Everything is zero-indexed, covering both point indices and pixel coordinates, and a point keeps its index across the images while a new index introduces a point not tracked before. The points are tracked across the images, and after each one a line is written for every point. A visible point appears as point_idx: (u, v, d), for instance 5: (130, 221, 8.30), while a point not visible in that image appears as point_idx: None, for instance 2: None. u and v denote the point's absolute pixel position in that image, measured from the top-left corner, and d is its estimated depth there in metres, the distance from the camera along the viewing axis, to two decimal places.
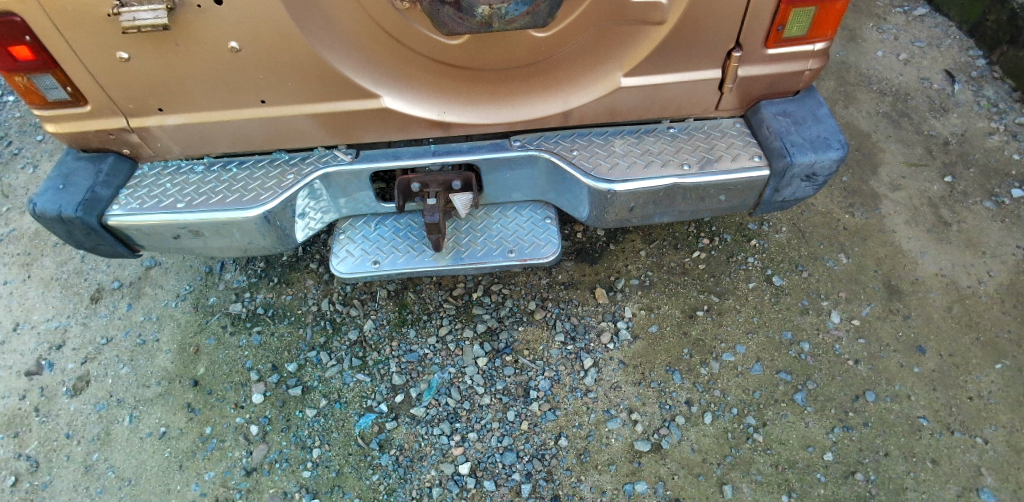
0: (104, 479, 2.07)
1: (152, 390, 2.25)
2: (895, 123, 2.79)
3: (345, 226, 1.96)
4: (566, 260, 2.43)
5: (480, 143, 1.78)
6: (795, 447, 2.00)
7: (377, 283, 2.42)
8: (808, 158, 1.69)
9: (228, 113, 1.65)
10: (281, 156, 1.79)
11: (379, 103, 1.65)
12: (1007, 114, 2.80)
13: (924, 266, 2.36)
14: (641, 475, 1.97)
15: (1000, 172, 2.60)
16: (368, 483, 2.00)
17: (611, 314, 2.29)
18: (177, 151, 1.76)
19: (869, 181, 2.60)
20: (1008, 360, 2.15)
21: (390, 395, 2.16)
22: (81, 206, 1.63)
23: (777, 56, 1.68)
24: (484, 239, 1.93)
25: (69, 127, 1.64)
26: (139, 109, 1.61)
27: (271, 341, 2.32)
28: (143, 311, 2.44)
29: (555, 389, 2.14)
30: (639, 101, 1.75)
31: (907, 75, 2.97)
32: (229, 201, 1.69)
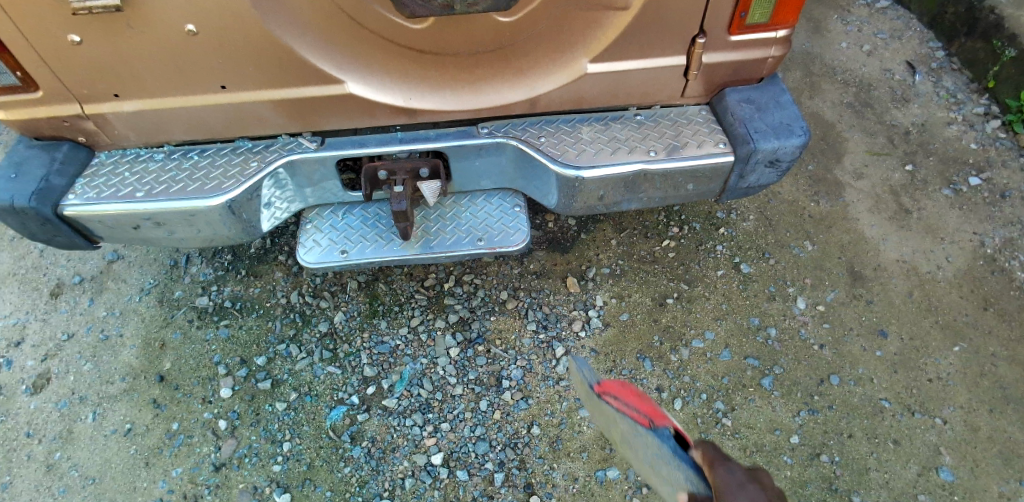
0: (66, 478, 2.02)
1: (116, 386, 2.19)
2: (859, 113, 2.85)
3: (312, 216, 1.94)
4: (538, 249, 2.43)
5: (446, 130, 1.77)
6: (763, 430, 2.04)
7: (347, 275, 2.40)
8: (771, 144, 1.72)
9: (187, 99, 1.61)
10: (244, 144, 1.76)
11: (342, 89, 1.63)
12: (965, 104, 2.88)
13: (886, 252, 2.42)
14: (613, 461, 1.99)
15: (958, 161, 2.67)
16: (340, 476, 1.99)
17: (583, 302, 2.30)
18: (135, 139, 1.71)
19: (833, 170, 2.66)
20: (965, 342, 2.22)
21: (362, 387, 2.15)
22: (34, 196, 1.58)
23: (740, 43, 1.69)
24: (453, 227, 1.92)
25: (21, 114, 1.59)
26: (94, 95, 1.57)
27: (239, 335, 2.28)
28: (106, 305, 2.38)
29: (527, 378, 2.15)
30: (605, 88, 1.76)
31: (869, 66, 3.03)
32: (191, 190, 1.65)
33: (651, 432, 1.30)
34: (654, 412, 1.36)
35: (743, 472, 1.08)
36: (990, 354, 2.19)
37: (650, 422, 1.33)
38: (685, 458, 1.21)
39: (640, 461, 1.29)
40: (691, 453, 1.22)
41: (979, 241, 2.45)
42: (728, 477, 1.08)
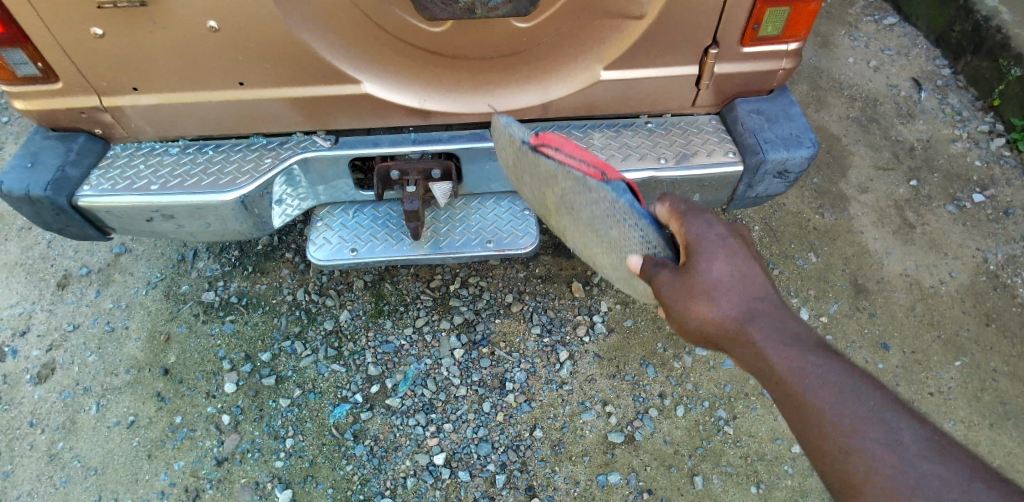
0: (68, 468, 2.03)
1: (121, 378, 2.20)
2: (865, 127, 2.86)
3: (323, 214, 1.95)
4: (544, 254, 2.44)
5: (459, 132, 1.79)
6: (764, 439, 2.05)
7: (353, 274, 2.41)
8: (780, 155, 1.73)
9: (204, 94, 1.63)
10: (259, 140, 1.77)
11: (357, 88, 1.65)
12: (970, 122, 2.90)
13: (889, 266, 2.44)
14: (614, 466, 1.99)
15: (962, 177, 2.69)
16: (342, 474, 1.99)
17: (588, 308, 2.31)
18: (151, 133, 1.73)
19: (838, 183, 2.67)
20: (967, 357, 2.23)
21: (366, 385, 2.16)
22: (50, 186, 1.59)
23: (752, 54, 1.71)
24: (462, 229, 1.93)
25: (39, 104, 1.60)
26: (112, 87, 1.58)
27: (244, 330, 2.29)
28: (112, 298, 2.39)
29: (530, 381, 2.16)
30: (617, 96, 1.78)
31: (876, 82, 3.05)
32: (205, 184, 1.67)
33: (606, 185, 1.41)
34: (603, 165, 1.46)
35: (721, 229, 1.26)
36: (991, 370, 2.20)
37: (602, 175, 1.43)
38: (643, 211, 1.37)
39: (597, 210, 1.44)
40: (647, 207, 1.39)
41: (982, 257, 2.47)
42: (701, 230, 1.26)
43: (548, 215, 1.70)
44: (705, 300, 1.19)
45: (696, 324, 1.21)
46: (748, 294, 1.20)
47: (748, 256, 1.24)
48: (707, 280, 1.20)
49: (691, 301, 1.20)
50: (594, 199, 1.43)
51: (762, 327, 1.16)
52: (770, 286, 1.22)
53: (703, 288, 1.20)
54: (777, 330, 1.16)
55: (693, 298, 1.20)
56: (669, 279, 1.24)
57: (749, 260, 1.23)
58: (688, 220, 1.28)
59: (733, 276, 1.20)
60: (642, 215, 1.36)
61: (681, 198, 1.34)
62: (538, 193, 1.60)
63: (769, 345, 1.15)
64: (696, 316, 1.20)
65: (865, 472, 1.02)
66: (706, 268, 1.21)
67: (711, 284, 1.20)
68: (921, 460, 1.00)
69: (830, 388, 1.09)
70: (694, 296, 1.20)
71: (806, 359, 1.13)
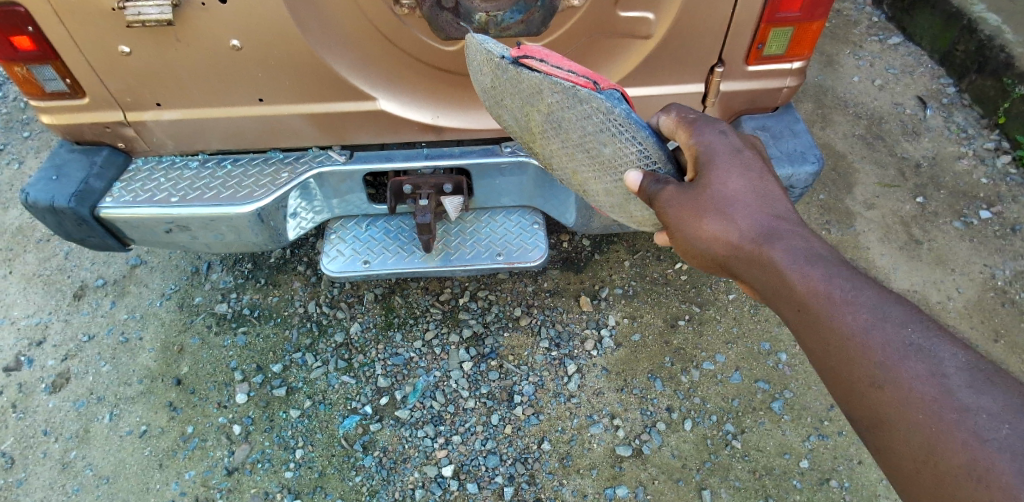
0: (81, 476, 2.05)
1: (134, 388, 2.23)
2: (870, 145, 2.89)
3: (336, 227, 1.99)
4: (552, 268, 2.47)
5: (471, 148, 1.83)
6: (772, 454, 2.05)
7: (364, 286, 2.44)
8: (786, 171, 1.76)
9: (225, 110, 1.68)
10: (276, 155, 1.82)
11: (374, 105, 1.69)
12: (976, 140, 2.92)
13: (896, 281, 2.44)
14: (622, 479, 2.00)
15: (969, 194, 2.71)
16: (350, 484, 2.01)
17: (595, 321, 2.33)
18: (171, 147, 1.78)
19: (844, 200, 2.69)
20: None
21: (375, 397, 2.18)
22: (74, 197, 1.64)
23: (758, 73, 1.75)
24: (473, 242, 1.96)
25: (66, 119, 1.65)
26: (136, 103, 1.64)
27: (256, 342, 2.32)
28: (127, 309, 2.43)
29: (538, 394, 2.17)
30: None
31: (881, 100, 3.08)
32: (223, 196, 1.71)
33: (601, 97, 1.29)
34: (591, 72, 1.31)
35: (734, 147, 1.30)
36: None
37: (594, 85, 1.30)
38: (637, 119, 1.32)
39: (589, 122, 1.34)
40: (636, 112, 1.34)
41: (990, 274, 2.47)
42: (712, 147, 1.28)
43: (529, 141, 1.56)
44: (720, 215, 1.22)
45: (706, 242, 1.24)
46: (761, 210, 1.22)
47: (758, 173, 1.27)
48: (719, 196, 1.23)
49: (705, 214, 1.23)
50: (587, 112, 1.32)
51: (780, 243, 1.16)
52: (786, 202, 1.24)
53: (716, 201, 1.23)
54: (793, 243, 1.16)
55: (708, 214, 1.23)
56: (677, 196, 1.26)
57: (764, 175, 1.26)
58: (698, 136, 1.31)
59: (747, 191, 1.23)
60: (640, 127, 1.32)
61: (685, 116, 1.38)
62: (519, 112, 1.44)
63: (783, 255, 1.15)
64: (708, 232, 1.23)
65: (878, 373, 1.00)
66: (719, 182, 1.25)
67: (725, 199, 1.23)
68: (937, 361, 0.97)
69: (846, 294, 1.07)
70: (707, 211, 1.23)
71: (819, 268, 1.12)
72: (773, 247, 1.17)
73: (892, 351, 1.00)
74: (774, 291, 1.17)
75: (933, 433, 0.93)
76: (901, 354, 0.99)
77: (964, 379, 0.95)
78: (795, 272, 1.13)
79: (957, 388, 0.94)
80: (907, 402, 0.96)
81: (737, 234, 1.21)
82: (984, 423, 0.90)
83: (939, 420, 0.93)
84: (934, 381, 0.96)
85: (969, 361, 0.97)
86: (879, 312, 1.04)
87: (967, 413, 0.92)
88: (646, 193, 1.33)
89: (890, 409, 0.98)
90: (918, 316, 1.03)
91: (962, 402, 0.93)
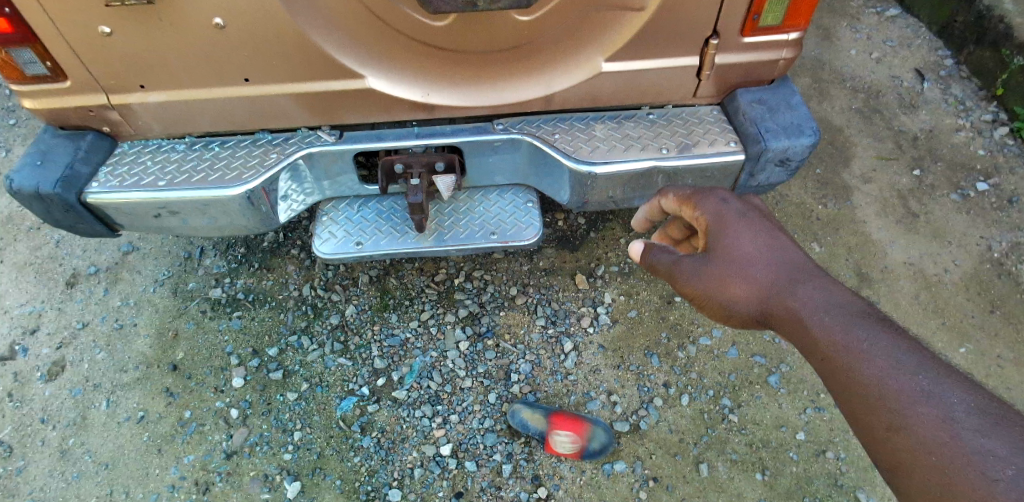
0: (80, 463, 2.06)
1: (130, 375, 2.23)
2: (867, 118, 2.87)
3: (328, 208, 1.97)
4: (547, 247, 2.45)
5: (463, 126, 1.81)
6: (769, 427, 2.07)
7: (359, 269, 2.43)
8: (782, 143, 1.75)
9: (211, 91, 1.65)
10: (264, 136, 1.79)
11: (363, 83, 1.66)
12: (973, 111, 2.90)
13: (892, 255, 2.44)
14: (620, 455, 2.01)
15: (966, 166, 2.69)
16: (349, 465, 2.02)
17: (591, 299, 2.33)
18: (157, 130, 1.75)
19: (841, 173, 2.68)
20: (971, 344, 2.24)
21: (372, 378, 2.18)
22: (60, 183, 1.62)
23: (753, 44, 1.72)
24: (466, 221, 1.95)
25: (48, 103, 1.62)
26: (120, 85, 1.60)
27: (252, 326, 2.31)
28: (121, 296, 2.41)
29: (536, 372, 2.17)
30: (621, 86, 1.79)
31: (878, 73, 3.04)
32: (211, 180, 1.69)
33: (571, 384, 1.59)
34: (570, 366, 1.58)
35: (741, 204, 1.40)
36: (995, 356, 2.21)
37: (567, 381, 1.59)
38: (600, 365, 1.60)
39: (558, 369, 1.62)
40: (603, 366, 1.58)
41: (986, 245, 2.47)
42: (719, 211, 1.38)
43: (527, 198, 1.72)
44: (737, 276, 1.32)
45: (731, 302, 1.33)
46: (778, 266, 1.32)
47: (770, 230, 1.37)
48: (733, 257, 1.33)
49: (724, 277, 1.33)
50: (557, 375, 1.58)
51: (802, 297, 1.27)
52: (802, 255, 1.35)
53: (734, 261, 1.33)
54: (813, 297, 1.27)
55: (725, 276, 1.33)
56: (694, 260, 1.36)
57: (777, 232, 1.37)
58: (703, 201, 1.41)
59: (761, 250, 1.33)
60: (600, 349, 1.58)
61: (683, 186, 1.50)
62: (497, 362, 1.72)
63: (805, 311, 1.26)
64: (730, 292, 1.33)
65: (892, 417, 1.10)
66: (733, 243, 1.34)
67: (744, 258, 1.33)
68: (947, 406, 1.07)
69: (862, 346, 1.17)
70: (726, 272, 1.33)
71: (839, 321, 1.22)
72: (793, 302, 1.28)
73: (906, 396, 1.10)
74: (800, 343, 1.27)
75: (946, 475, 1.02)
76: (913, 399, 1.09)
77: (973, 423, 1.04)
78: (815, 327, 1.24)
79: (964, 431, 1.04)
80: (920, 444, 1.06)
81: (758, 292, 1.32)
82: (991, 465, 0.99)
83: (948, 461, 1.02)
84: (944, 426, 1.05)
85: (979, 406, 1.06)
86: (895, 361, 1.14)
87: (977, 456, 1.00)
88: (658, 264, 1.42)
89: (907, 452, 1.07)
90: (928, 361, 1.13)
91: (970, 445, 1.02)
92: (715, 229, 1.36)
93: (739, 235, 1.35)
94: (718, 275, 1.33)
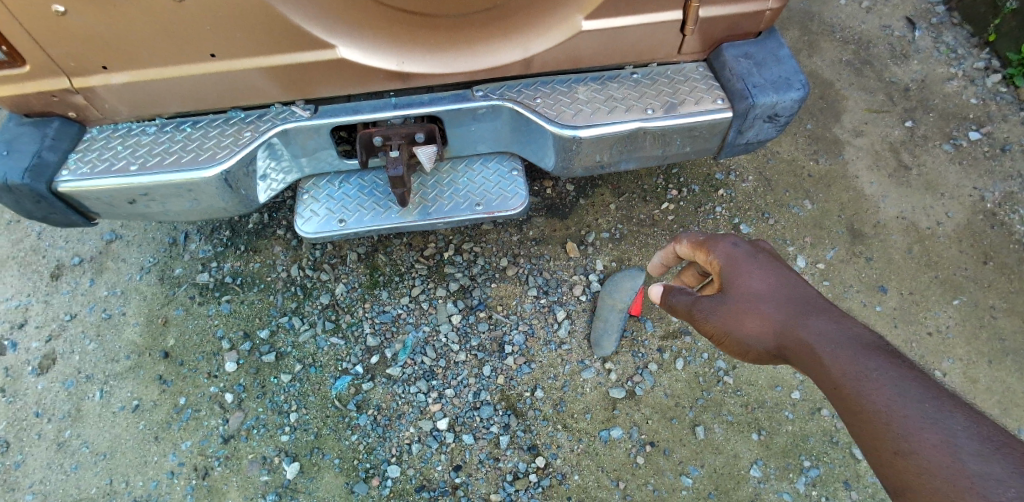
0: (78, 454, 2.05)
1: (122, 364, 2.20)
2: (858, 70, 2.80)
3: (308, 186, 1.93)
4: (536, 216, 2.40)
5: (441, 94, 1.76)
6: (764, 387, 2.07)
7: (346, 246, 2.37)
8: (770, 99, 1.71)
9: (177, 69, 1.59)
10: (237, 114, 1.75)
11: (334, 54, 1.61)
12: (965, 59, 2.83)
13: (885, 210, 2.41)
14: (616, 421, 2.02)
15: (958, 116, 2.65)
16: (347, 444, 2.02)
17: (583, 267, 2.30)
18: (126, 113, 1.70)
19: (832, 128, 2.62)
20: (964, 296, 2.23)
21: (366, 356, 2.16)
22: (28, 173, 1.58)
23: None
24: (451, 193, 1.91)
25: (9, 90, 1.57)
26: (82, 67, 1.55)
27: (241, 309, 2.28)
28: (107, 285, 2.37)
29: (529, 343, 2.16)
30: (602, 46, 1.73)
31: (869, 23, 2.95)
32: (184, 162, 1.65)
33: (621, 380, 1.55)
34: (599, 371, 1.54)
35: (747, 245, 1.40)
36: (988, 307, 2.21)
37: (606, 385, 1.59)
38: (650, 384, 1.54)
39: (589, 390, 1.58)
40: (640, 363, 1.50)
41: (979, 196, 2.44)
42: (731, 251, 1.38)
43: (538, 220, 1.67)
44: (750, 311, 1.32)
45: (748, 337, 1.33)
46: (790, 302, 1.31)
47: (783, 272, 1.36)
48: (745, 296, 1.33)
49: (739, 312, 1.33)
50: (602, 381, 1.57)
51: (811, 329, 1.26)
52: (810, 289, 1.34)
53: (746, 298, 1.33)
54: (823, 328, 1.25)
55: (739, 311, 1.33)
56: (710, 299, 1.36)
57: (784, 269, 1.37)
58: (715, 245, 1.40)
59: (770, 285, 1.33)
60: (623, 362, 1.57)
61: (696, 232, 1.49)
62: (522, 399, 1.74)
63: (814, 340, 1.24)
64: (746, 325, 1.33)
65: (902, 444, 1.07)
66: (746, 280, 1.35)
67: (754, 294, 1.33)
68: (949, 430, 1.05)
69: (869, 375, 1.16)
70: (741, 308, 1.33)
71: (847, 350, 1.20)
72: (806, 334, 1.26)
73: (911, 423, 1.08)
74: (813, 376, 1.25)
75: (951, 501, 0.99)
76: (918, 425, 1.07)
77: (976, 448, 1.02)
78: (827, 359, 1.21)
79: (968, 456, 1.02)
80: (924, 471, 1.04)
81: (772, 328, 1.30)
82: (993, 488, 0.97)
83: (951, 486, 1.00)
84: (948, 449, 1.03)
85: (982, 431, 1.04)
86: (899, 388, 1.12)
87: (976, 478, 0.99)
88: (678, 304, 1.41)
89: (914, 477, 1.05)
90: (936, 391, 1.11)
91: (972, 468, 1.00)
92: (727, 269, 1.36)
93: (752, 276, 1.34)
94: (730, 315, 1.33)
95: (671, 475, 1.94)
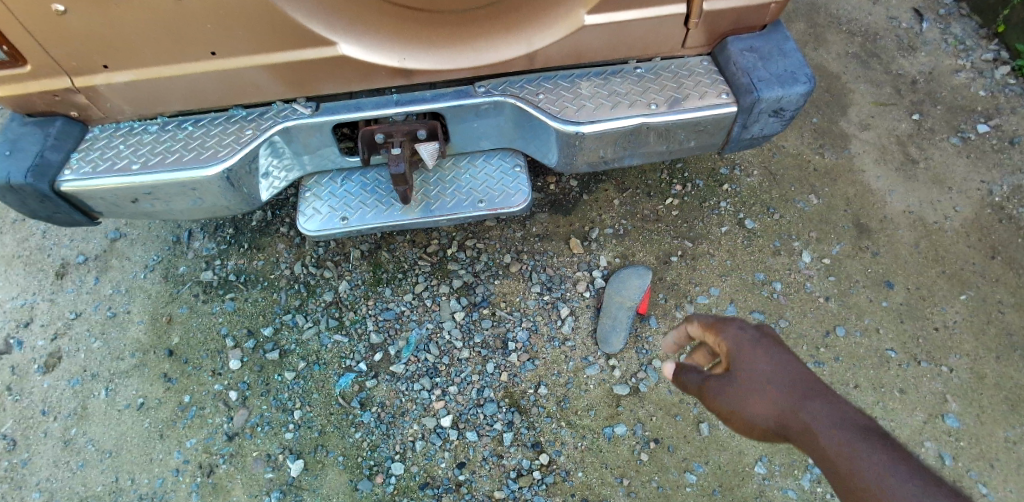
0: (84, 452, 2.06)
1: (127, 362, 2.21)
2: (865, 63, 2.76)
3: (310, 184, 1.93)
4: (540, 212, 2.39)
5: (443, 90, 1.75)
6: None
7: (349, 243, 2.37)
8: (775, 93, 1.69)
9: (179, 67, 1.59)
10: (239, 112, 1.74)
11: (336, 51, 1.60)
12: (973, 51, 2.80)
13: (892, 204, 2.39)
14: (620, 418, 2.02)
15: (966, 108, 2.62)
16: (351, 441, 2.02)
17: (587, 263, 2.28)
18: (128, 112, 1.70)
19: (838, 121, 2.60)
20: (971, 291, 2.21)
21: (369, 353, 2.16)
22: (31, 173, 1.58)
23: None
24: (453, 190, 1.90)
25: (11, 90, 1.57)
26: (83, 66, 1.55)
27: (245, 307, 2.28)
28: (112, 283, 2.37)
29: (533, 340, 2.15)
30: (605, 40, 1.72)
31: (876, 15, 2.92)
32: (187, 160, 1.65)
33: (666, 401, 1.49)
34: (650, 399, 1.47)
35: (752, 327, 1.25)
36: (996, 302, 2.19)
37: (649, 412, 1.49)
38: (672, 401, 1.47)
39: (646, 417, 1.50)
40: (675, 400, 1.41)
41: (987, 190, 2.42)
42: (739, 333, 1.25)
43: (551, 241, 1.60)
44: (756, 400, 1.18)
45: (752, 425, 1.19)
46: (794, 384, 1.19)
47: (789, 352, 1.24)
48: (753, 379, 1.19)
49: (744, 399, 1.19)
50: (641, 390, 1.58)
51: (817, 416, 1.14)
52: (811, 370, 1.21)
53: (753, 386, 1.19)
54: (826, 413, 1.15)
55: (745, 398, 1.19)
56: (717, 382, 1.22)
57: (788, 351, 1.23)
58: (722, 327, 1.26)
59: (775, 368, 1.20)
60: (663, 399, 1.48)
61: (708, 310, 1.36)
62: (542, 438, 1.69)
63: (818, 428, 1.13)
64: (751, 412, 1.18)
65: None
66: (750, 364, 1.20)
67: (760, 378, 1.19)
68: None
69: (863, 457, 1.09)
70: (748, 395, 1.19)
71: (848, 436, 1.12)
72: (810, 422, 1.14)
73: None
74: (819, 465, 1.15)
75: None
76: None
77: None
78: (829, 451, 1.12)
79: None
80: None
81: (779, 415, 1.17)
82: None
83: None
84: None
85: None
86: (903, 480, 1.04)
87: None
88: (689, 383, 1.29)
89: None
90: (937, 482, 1.04)
91: None
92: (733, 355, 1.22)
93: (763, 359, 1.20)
94: (738, 399, 1.20)
95: (675, 472, 1.94)
